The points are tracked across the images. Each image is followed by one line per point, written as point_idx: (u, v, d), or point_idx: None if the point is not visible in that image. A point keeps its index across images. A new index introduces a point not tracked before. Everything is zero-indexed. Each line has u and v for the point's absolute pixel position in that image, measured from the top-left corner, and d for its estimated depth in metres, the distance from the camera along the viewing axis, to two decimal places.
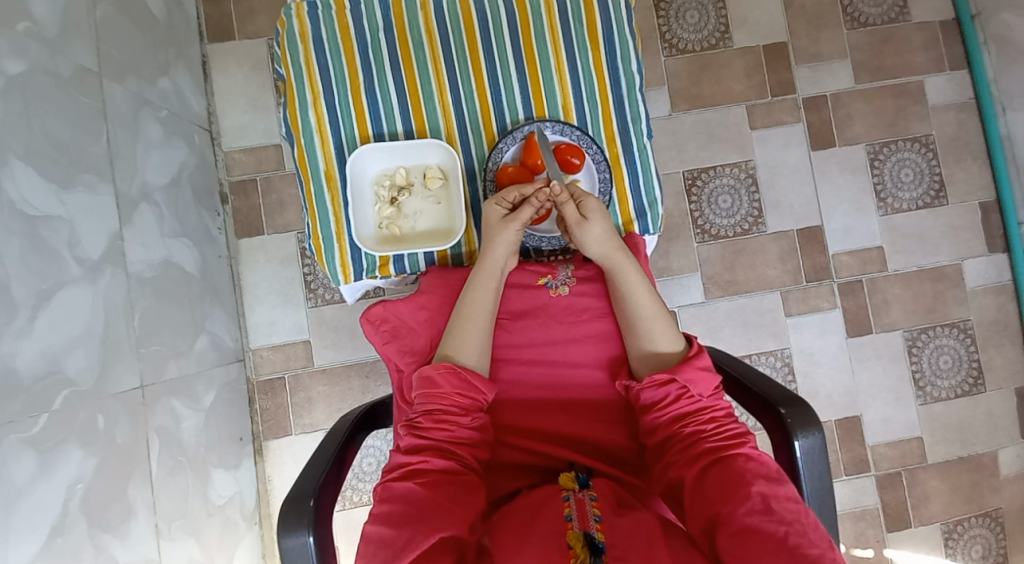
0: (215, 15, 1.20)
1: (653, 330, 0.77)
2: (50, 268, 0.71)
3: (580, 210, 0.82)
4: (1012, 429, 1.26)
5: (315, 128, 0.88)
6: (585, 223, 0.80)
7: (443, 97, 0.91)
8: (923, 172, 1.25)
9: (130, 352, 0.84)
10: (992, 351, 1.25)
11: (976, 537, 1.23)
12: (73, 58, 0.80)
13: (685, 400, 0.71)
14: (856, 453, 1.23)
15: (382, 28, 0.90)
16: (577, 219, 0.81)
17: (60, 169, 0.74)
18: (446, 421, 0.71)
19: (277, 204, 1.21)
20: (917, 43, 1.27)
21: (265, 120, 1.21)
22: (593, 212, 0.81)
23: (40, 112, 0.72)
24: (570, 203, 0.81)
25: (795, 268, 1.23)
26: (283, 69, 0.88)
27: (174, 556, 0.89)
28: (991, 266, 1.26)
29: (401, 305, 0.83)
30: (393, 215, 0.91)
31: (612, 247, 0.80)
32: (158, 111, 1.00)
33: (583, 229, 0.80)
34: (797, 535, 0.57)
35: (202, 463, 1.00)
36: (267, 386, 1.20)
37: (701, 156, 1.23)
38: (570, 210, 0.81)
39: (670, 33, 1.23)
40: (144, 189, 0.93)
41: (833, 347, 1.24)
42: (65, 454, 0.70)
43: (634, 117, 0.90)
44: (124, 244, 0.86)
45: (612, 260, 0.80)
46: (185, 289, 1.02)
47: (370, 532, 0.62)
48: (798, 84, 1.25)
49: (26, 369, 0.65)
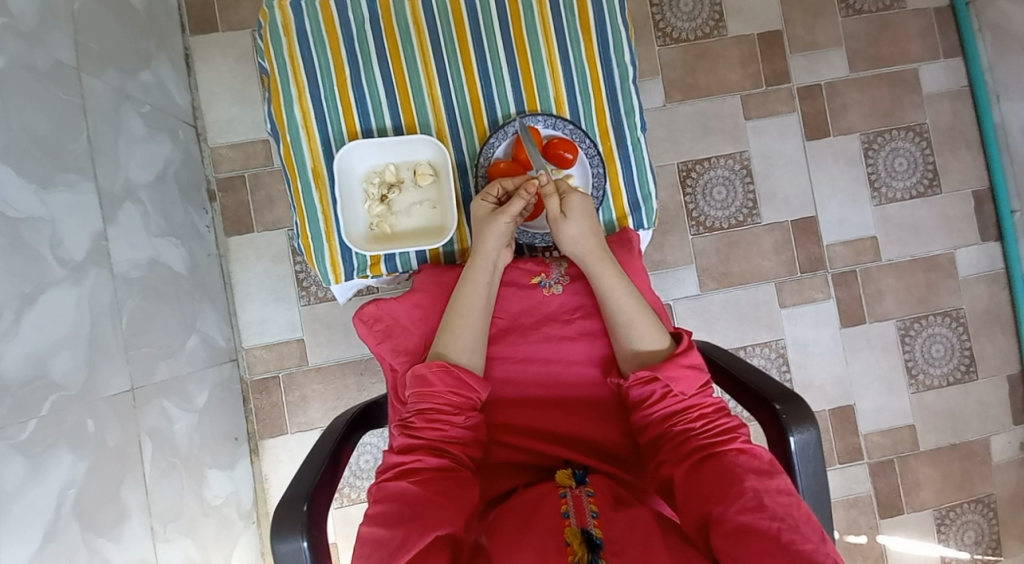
0: (198, 6, 1.17)
1: (631, 332, 0.76)
2: (32, 269, 0.69)
3: (563, 206, 0.81)
4: (1003, 417, 1.27)
5: (301, 124, 0.87)
6: (567, 219, 0.80)
7: (433, 91, 0.89)
8: (917, 161, 1.25)
9: (119, 353, 0.83)
10: (985, 340, 1.26)
11: (968, 523, 1.25)
12: (51, 51, 0.77)
13: (670, 399, 0.71)
14: (850, 441, 1.24)
15: (368, 20, 0.87)
16: (557, 214, 0.81)
17: (40, 167, 0.72)
18: (439, 421, 0.71)
19: (266, 200, 1.19)
20: (913, 31, 1.25)
21: (252, 114, 1.19)
22: (575, 211, 0.80)
23: (18, 107, 0.69)
24: (555, 198, 0.81)
25: (790, 259, 1.23)
26: (266, 62, 0.86)
27: (171, 556, 0.88)
28: (984, 255, 1.27)
29: (394, 304, 0.82)
30: (383, 213, 0.89)
31: (592, 246, 0.79)
32: (141, 106, 0.98)
33: (561, 226, 0.80)
34: (789, 531, 0.57)
35: (197, 463, 0.99)
36: (261, 385, 1.19)
37: (695, 147, 1.22)
38: (555, 204, 0.81)
39: (664, 21, 1.21)
40: (128, 186, 0.91)
41: (827, 338, 1.24)
42: (55, 458, 0.69)
43: (628, 111, 0.89)
44: (109, 243, 0.84)
45: (587, 259, 0.79)
46: (174, 287, 1.00)
47: (365, 534, 0.62)
48: (793, 73, 1.24)
49: (12, 372, 0.64)
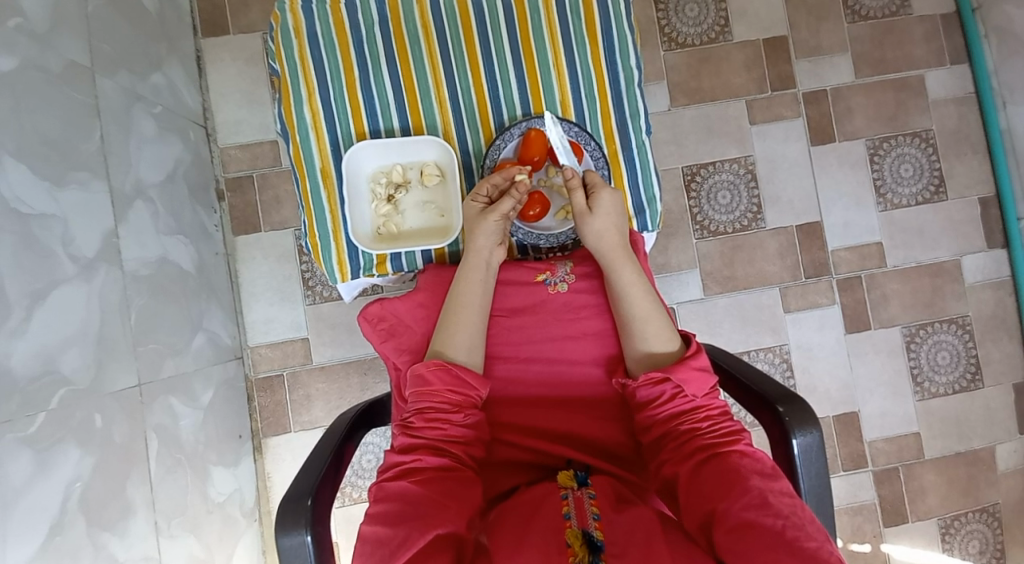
0: (208, 8, 1.19)
1: (645, 330, 0.76)
2: (42, 266, 0.70)
3: (590, 201, 0.81)
4: (1009, 424, 1.26)
5: (310, 124, 0.88)
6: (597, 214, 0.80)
7: (440, 92, 0.90)
8: (923, 167, 1.25)
9: (127, 350, 0.84)
10: (991, 346, 1.26)
11: (973, 532, 1.24)
12: (64, 52, 0.78)
13: (679, 400, 0.71)
14: (854, 448, 1.24)
15: (377, 22, 0.88)
16: (584, 208, 0.81)
17: (52, 166, 0.73)
18: (440, 420, 0.71)
19: (274, 200, 1.20)
20: (919, 36, 1.26)
21: (261, 114, 1.20)
22: (602, 206, 0.80)
23: (30, 106, 0.70)
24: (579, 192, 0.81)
25: (795, 263, 1.23)
26: (277, 64, 0.87)
27: (175, 554, 0.89)
28: (990, 261, 1.26)
29: (398, 303, 0.83)
30: (389, 213, 0.91)
31: (616, 243, 0.79)
32: (152, 107, 0.99)
33: (587, 219, 0.80)
34: (793, 528, 0.56)
35: (202, 461, 1.00)
36: (266, 384, 1.20)
37: (700, 151, 1.22)
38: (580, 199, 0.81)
39: (669, 26, 1.22)
40: (138, 185, 0.92)
41: (831, 343, 1.24)
42: (63, 453, 0.70)
43: (633, 113, 0.89)
44: (119, 241, 0.85)
45: (610, 255, 0.79)
46: (181, 285, 1.01)
47: (366, 532, 0.62)
48: (798, 78, 1.24)
49: (21, 368, 0.65)
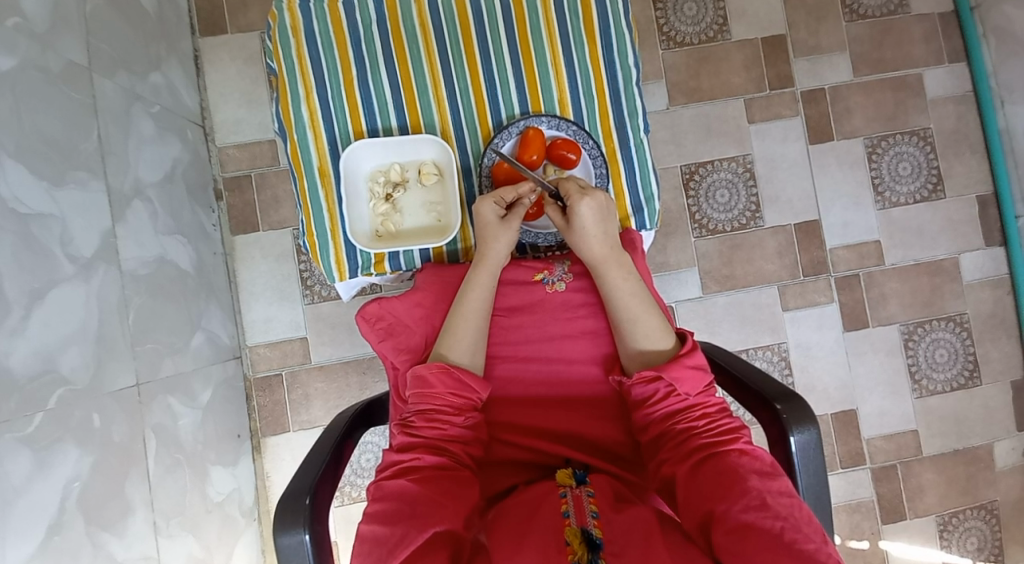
0: (206, 8, 1.19)
1: (634, 330, 0.77)
2: (42, 267, 0.70)
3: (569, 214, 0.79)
4: (1008, 422, 1.26)
5: (308, 123, 0.88)
6: (572, 227, 0.79)
7: (439, 92, 0.90)
8: (921, 166, 1.25)
9: (126, 350, 0.84)
10: (989, 344, 1.26)
11: (971, 529, 1.24)
12: (62, 52, 0.78)
13: (673, 399, 0.71)
14: (852, 446, 1.24)
15: (375, 21, 0.88)
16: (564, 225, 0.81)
17: (51, 165, 0.73)
18: (439, 420, 0.71)
19: (272, 200, 1.20)
20: (917, 35, 1.26)
21: (259, 115, 1.20)
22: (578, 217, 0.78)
23: (30, 108, 0.70)
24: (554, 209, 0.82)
25: (793, 262, 1.23)
26: (275, 63, 0.87)
27: (174, 554, 0.89)
28: (988, 259, 1.26)
29: (396, 302, 0.83)
30: (387, 212, 0.90)
31: (604, 252, 0.78)
32: (151, 106, 0.99)
33: (570, 235, 0.80)
34: (791, 530, 0.56)
35: (201, 460, 1.00)
36: (265, 383, 1.20)
37: (699, 150, 1.23)
38: (558, 215, 0.82)
39: (668, 25, 1.22)
40: (137, 186, 0.92)
41: (830, 342, 1.24)
42: (61, 453, 0.70)
43: (631, 112, 0.89)
44: (118, 241, 0.85)
45: (600, 263, 0.78)
46: (179, 284, 1.01)
47: (365, 531, 0.62)
48: (797, 77, 1.24)
49: (20, 368, 0.65)
